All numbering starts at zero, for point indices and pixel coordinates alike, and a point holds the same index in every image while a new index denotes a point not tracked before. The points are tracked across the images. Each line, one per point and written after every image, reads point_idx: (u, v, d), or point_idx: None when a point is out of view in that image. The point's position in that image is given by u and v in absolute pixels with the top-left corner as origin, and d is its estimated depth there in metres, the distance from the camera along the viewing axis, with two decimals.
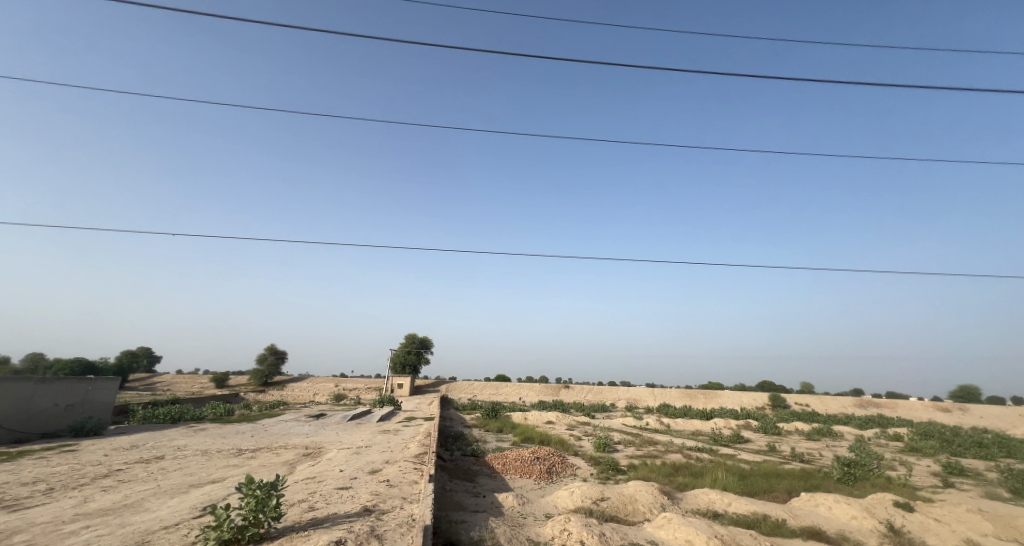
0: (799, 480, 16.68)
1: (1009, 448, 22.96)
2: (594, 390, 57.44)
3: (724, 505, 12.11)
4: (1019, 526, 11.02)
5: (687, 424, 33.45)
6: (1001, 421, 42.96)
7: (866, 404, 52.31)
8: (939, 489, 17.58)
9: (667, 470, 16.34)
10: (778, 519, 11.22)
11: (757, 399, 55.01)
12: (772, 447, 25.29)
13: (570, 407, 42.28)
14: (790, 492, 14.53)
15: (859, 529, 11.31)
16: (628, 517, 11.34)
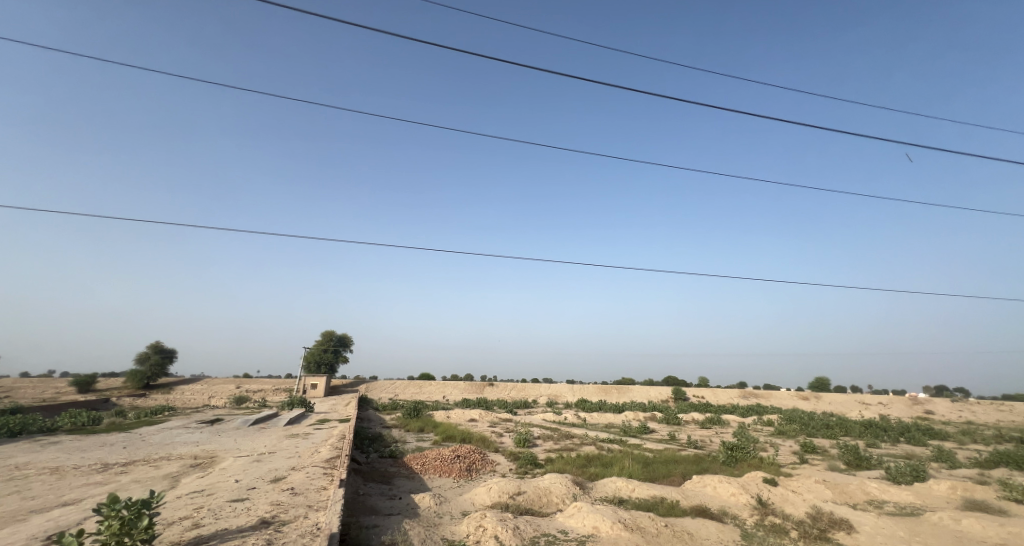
0: (692, 465, 19.24)
1: (851, 428, 27.90)
2: (517, 386, 59.42)
3: (629, 491, 13.78)
4: (849, 492, 13.85)
5: (601, 418, 36.14)
6: (848, 405, 51.24)
7: (748, 395, 59.67)
8: (797, 465, 21.16)
9: (580, 461, 17.97)
10: (672, 500, 13.06)
11: (662, 393, 60.40)
12: (671, 436, 28.28)
13: (494, 404, 43.61)
14: (684, 475, 16.77)
15: (736, 504, 13.39)
16: (542, 508, 12.57)
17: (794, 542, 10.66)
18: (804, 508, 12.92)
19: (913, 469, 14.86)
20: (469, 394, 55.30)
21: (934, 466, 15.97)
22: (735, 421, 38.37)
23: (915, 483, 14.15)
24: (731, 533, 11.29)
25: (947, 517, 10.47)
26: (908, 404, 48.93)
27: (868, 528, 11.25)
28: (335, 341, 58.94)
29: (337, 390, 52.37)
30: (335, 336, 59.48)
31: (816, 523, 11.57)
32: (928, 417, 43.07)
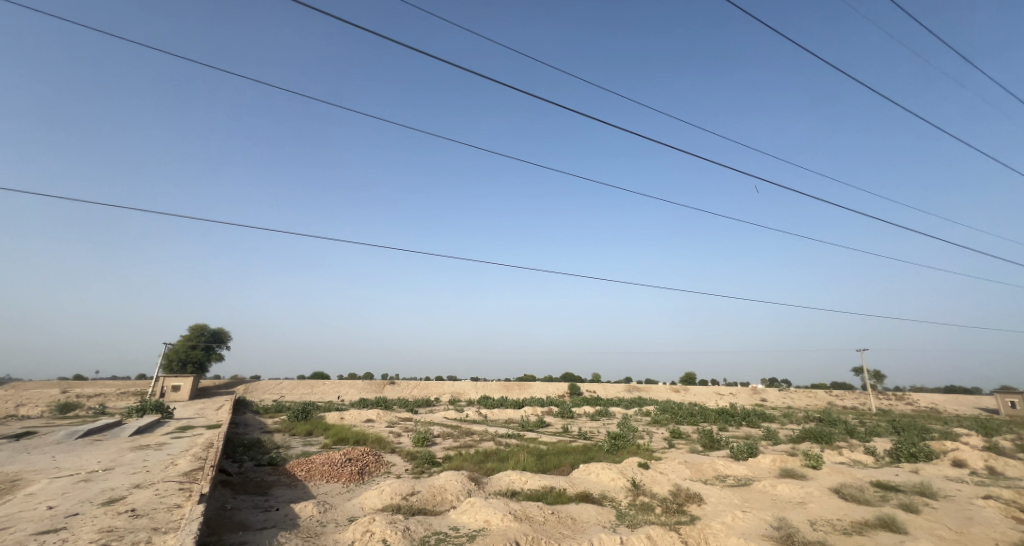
0: (580, 454, 21.07)
1: (710, 415, 32.35)
2: (419, 384, 58.80)
3: (522, 483, 14.79)
4: (701, 469, 16.39)
5: (500, 414, 37.41)
6: (707, 395, 58.86)
7: (633, 388, 65.62)
8: (666, 449, 24.18)
9: (478, 457, 18.70)
10: (560, 489, 14.33)
11: (559, 389, 63.89)
12: (564, 429, 30.36)
13: (394, 403, 42.77)
14: (573, 465, 18.32)
15: (614, 487, 15.06)
16: (435, 506, 12.99)
17: (657, 516, 12.38)
18: (668, 486, 14.90)
19: (749, 447, 18.02)
20: (367, 394, 53.49)
21: (764, 444, 19.42)
22: (619, 413, 42.15)
23: (750, 459, 17.11)
24: (607, 514, 12.70)
25: (772, 485, 12.81)
26: (752, 393, 57.69)
27: (712, 499, 13.38)
28: (208, 336, 53.37)
29: (209, 392, 47.39)
30: (209, 330, 53.67)
31: (676, 499, 13.48)
32: (766, 404, 51.30)
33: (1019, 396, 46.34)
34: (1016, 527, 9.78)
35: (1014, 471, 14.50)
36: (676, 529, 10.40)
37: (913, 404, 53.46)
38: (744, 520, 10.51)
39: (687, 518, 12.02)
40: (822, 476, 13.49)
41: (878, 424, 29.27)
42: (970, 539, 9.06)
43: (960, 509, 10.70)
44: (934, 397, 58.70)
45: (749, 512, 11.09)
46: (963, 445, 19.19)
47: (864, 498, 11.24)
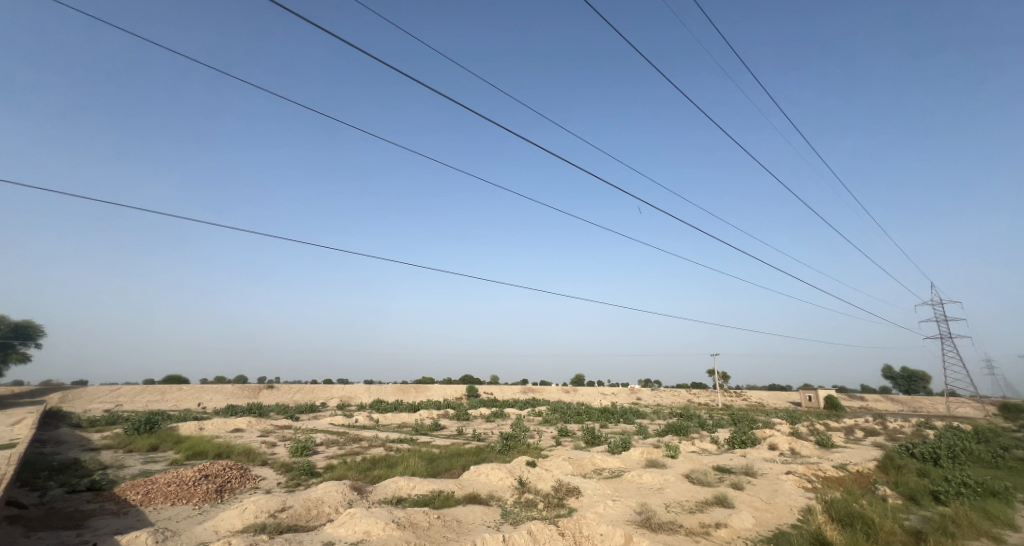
0: (472, 456, 21.31)
1: (595, 414, 34.78)
2: (303, 389, 54.91)
3: (409, 489, 14.61)
4: (581, 463, 17.61)
5: (393, 417, 36.38)
6: (592, 395, 63.07)
7: (528, 390, 67.86)
8: (553, 447, 25.50)
9: (365, 465, 18.05)
10: (448, 492, 14.40)
11: (457, 391, 63.83)
12: (460, 431, 30.49)
13: (271, 410, 39.35)
14: (464, 467, 18.50)
15: (502, 487, 15.51)
16: (308, 521, 12.24)
17: (540, 511, 13.04)
18: (551, 482, 15.67)
19: (624, 441, 19.81)
20: (237, 400, 48.54)
21: (636, 438, 21.46)
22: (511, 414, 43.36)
23: (623, 452, 18.79)
24: (493, 514, 13.08)
25: (638, 474, 14.23)
26: (631, 392, 63.22)
27: (589, 492, 14.43)
28: (12, 331, 44.96)
29: (6, 403, 38.87)
30: (13, 324, 45.12)
31: (557, 494, 14.28)
32: (641, 402, 56.46)
33: (814, 391, 57.17)
34: (807, 495, 12.09)
35: (808, 452, 17.87)
36: (555, 522, 10.95)
37: (746, 399, 62.78)
38: (613, 509, 11.54)
39: (565, 511, 12.85)
40: (679, 464, 15.35)
41: (726, 417, 33.99)
42: (775, 508, 11.05)
43: (770, 483, 12.90)
44: (762, 393, 69.76)
45: (619, 501, 12.23)
46: (778, 431, 23.15)
47: (706, 480, 13.06)
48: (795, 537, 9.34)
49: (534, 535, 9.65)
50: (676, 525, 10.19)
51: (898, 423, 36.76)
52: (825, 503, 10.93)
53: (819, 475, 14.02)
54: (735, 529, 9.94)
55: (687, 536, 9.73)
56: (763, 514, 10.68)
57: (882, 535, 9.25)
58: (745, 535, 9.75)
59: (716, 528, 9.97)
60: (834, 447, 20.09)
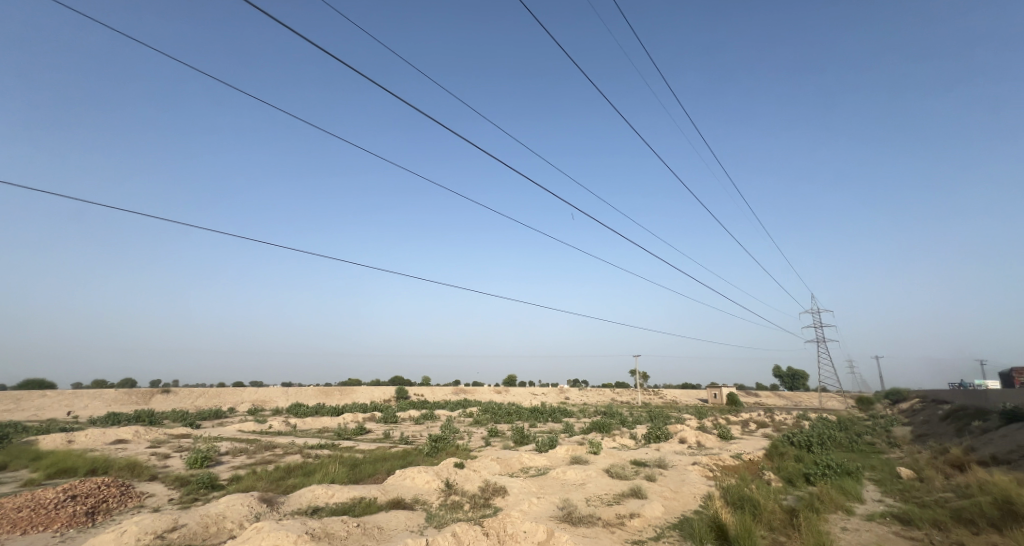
0: (398, 460, 20.88)
1: (525, 413, 35.35)
2: (207, 393, 50.88)
3: (327, 498, 13.96)
4: (508, 462, 17.86)
5: (313, 422, 34.62)
6: (523, 395, 64.09)
7: (460, 391, 67.55)
8: (482, 447, 25.61)
9: (279, 474, 17.05)
10: (370, 499, 13.98)
11: (386, 393, 62.10)
12: (387, 434, 29.70)
13: (167, 418, 35.90)
14: (388, 471, 18.07)
15: (428, 489, 15.30)
16: (205, 541, 11.18)
17: (466, 512, 13.06)
18: (478, 483, 15.73)
19: (551, 439, 20.36)
20: (122, 406, 43.89)
21: (562, 436, 22.11)
22: (441, 415, 42.95)
23: (550, 450, 19.32)
24: (417, 518, 12.90)
25: (563, 471, 14.67)
26: (559, 392, 64.99)
27: (514, 491, 14.66)
28: None
29: None
30: None
31: (483, 494, 14.36)
32: (569, 401, 58.21)
33: (720, 389, 62.32)
34: (708, 483, 13.16)
35: (711, 444, 19.43)
36: (478, 523, 10.91)
37: (663, 397, 66.93)
38: (538, 506, 11.84)
39: (490, 510, 12.96)
40: (600, 459, 16.06)
41: (644, 414, 36.05)
42: (681, 496, 11.94)
43: (678, 474, 13.90)
44: (678, 391, 74.67)
45: (543, 497, 12.57)
46: (688, 426, 24.98)
47: (623, 473, 13.82)
48: (696, 521, 10.11)
49: (458, 537, 9.59)
50: (594, 517, 10.67)
51: (786, 416, 41.18)
52: (723, 489, 12.01)
53: (719, 464, 15.31)
54: (647, 518, 10.59)
55: (604, 527, 10.21)
56: (672, 503, 11.48)
57: (766, 515, 10.34)
58: (655, 523, 10.43)
59: (630, 518, 10.55)
60: (732, 438, 22.08)
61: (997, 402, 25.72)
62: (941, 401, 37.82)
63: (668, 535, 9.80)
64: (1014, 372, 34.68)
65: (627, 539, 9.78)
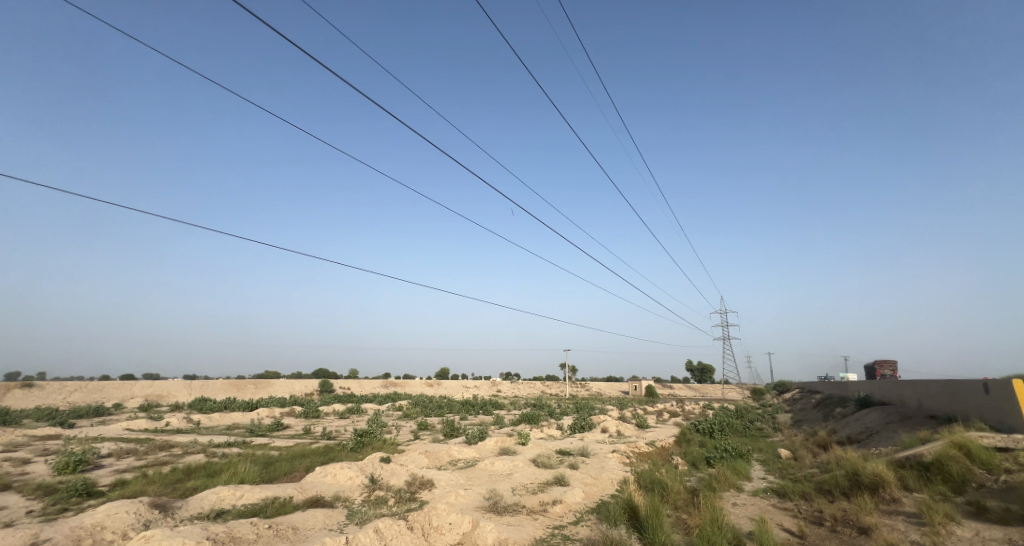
0: (319, 456, 20.12)
1: (455, 406, 35.32)
2: (87, 387, 45.88)
3: (235, 500, 12.48)
4: (437, 455, 17.81)
5: (222, 418, 32.20)
6: (455, 388, 63.89)
7: (389, 384, 66.05)
8: (410, 441, 25.26)
9: (178, 476, 15.83)
10: (284, 499, 12.96)
11: (308, 386, 59.34)
12: (306, 429, 28.38)
13: (33, 417, 31.76)
14: (307, 468, 17.37)
15: (351, 486, 14.90)
16: None
17: (390, 507, 12.86)
18: (404, 477, 15.52)
19: (480, 432, 20.54)
20: None
21: (492, 428, 22.37)
22: (368, 409, 41.76)
23: (480, 442, 19.50)
24: (336, 517, 12.36)
25: (490, 462, 14.90)
26: (491, 385, 65.56)
27: (442, 483, 14.71)
28: None
29: None
30: None
31: (410, 488, 14.24)
32: (500, 394, 58.82)
33: (640, 382, 66.00)
34: (625, 469, 14.00)
35: (630, 432, 20.62)
36: (403, 517, 10.74)
37: (589, 389, 69.73)
38: (464, 498, 11.97)
39: (416, 504, 12.90)
40: (528, 450, 16.50)
41: (571, 405, 37.40)
42: (601, 482, 12.58)
43: (599, 461, 14.64)
44: (602, 384, 78.01)
45: (470, 489, 12.71)
46: (610, 416, 26.21)
47: (549, 462, 14.34)
48: (614, 504, 10.71)
49: (381, 533, 9.35)
50: (519, 506, 10.98)
51: (695, 406, 44.38)
52: (637, 474, 12.85)
53: (635, 451, 16.32)
54: (568, 504, 11.08)
55: (528, 515, 10.57)
56: (593, 489, 12.08)
57: (672, 495, 11.23)
58: (575, 508, 10.95)
59: (552, 505, 10.97)
60: (649, 427, 23.58)
61: (854, 389, 29.66)
62: (817, 389, 42.89)
63: (587, 518, 10.35)
64: (874, 363, 39.87)
65: (550, 525, 10.16)
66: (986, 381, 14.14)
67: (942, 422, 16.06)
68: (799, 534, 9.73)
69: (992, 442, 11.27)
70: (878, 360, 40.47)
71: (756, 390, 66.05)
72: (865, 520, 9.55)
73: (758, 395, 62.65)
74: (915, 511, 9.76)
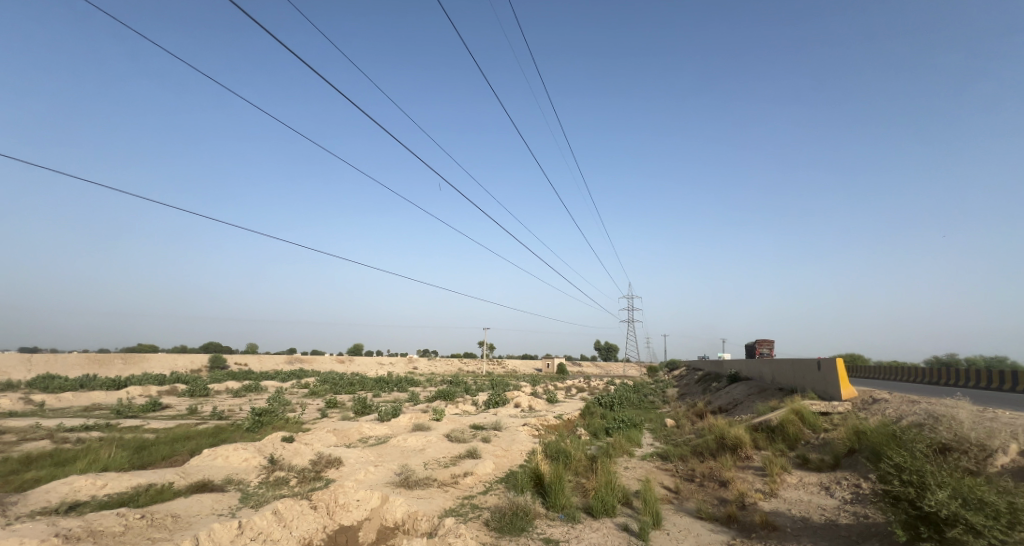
0: (206, 438, 18.68)
1: (368, 383, 34.51)
2: None
3: (95, 490, 11.09)
4: (345, 434, 17.37)
5: (76, 399, 28.53)
6: (368, 365, 62.41)
7: (294, 359, 62.84)
8: (316, 419, 24.31)
9: (17, 467, 13.92)
10: (163, 485, 11.74)
11: (194, 362, 54.88)
12: (191, 409, 26.06)
13: None
14: (190, 451, 16.13)
15: (246, 467, 14.09)
16: None
17: (292, 488, 12.37)
18: (308, 456, 14.98)
19: (393, 409, 20.33)
20: None
21: (406, 405, 22.25)
22: (269, 387, 39.46)
23: (393, 419, 19.34)
24: (226, 501, 11.20)
25: (403, 438, 14.90)
26: (407, 362, 64.82)
27: (350, 460, 14.50)
28: None
29: None
30: None
31: (315, 467, 13.80)
32: (415, 371, 58.27)
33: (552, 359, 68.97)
34: (534, 440, 14.78)
35: (540, 407, 21.61)
36: (306, 497, 10.41)
37: (503, 366, 71.64)
38: (374, 474, 11.91)
39: (321, 483, 12.60)
40: (441, 425, 16.63)
41: (486, 382, 38.21)
42: (510, 454, 13.14)
43: (510, 434, 15.27)
44: (516, 361, 80.29)
45: (380, 465, 12.64)
46: (522, 392, 27.18)
47: (461, 436, 14.71)
48: (522, 474, 11.28)
49: (279, 514, 8.97)
50: (430, 479, 11.17)
51: (599, 382, 47.42)
52: (545, 444, 13.63)
53: (544, 424, 17.20)
54: (479, 475, 11.47)
55: (439, 487, 10.79)
56: (503, 460, 12.61)
57: (574, 462, 12.06)
58: (486, 479, 11.39)
59: (463, 477, 11.29)
60: (558, 402, 24.83)
61: (728, 366, 33.59)
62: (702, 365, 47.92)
63: (495, 488, 10.81)
64: (755, 342, 45.13)
65: (460, 496, 10.46)
66: (818, 359, 16.54)
67: (788, 393, 18.65)
68: (675, 489, 10.97)
69: (817, 407, 13.40)
70: (759, 340, 45.67)
71: (653, 367, 72.02)
72: (724, 475, 11.02)
73: (653, 372, 68.39)
74: (760, 465, 11.43)
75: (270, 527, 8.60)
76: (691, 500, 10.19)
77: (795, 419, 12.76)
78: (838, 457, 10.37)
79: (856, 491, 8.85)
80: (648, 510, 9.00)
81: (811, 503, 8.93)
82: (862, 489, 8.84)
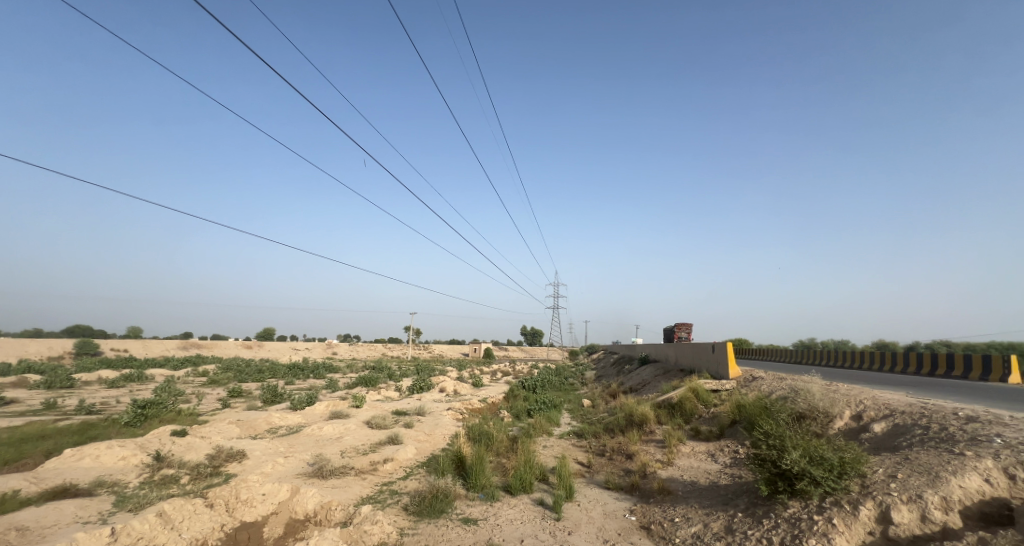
0: (70, 436, 16.56)
1: (280, 370, 32.59)
2: None
3: None
4: (249, 425, 16.32)
5: None
6: (280, 350, 58.81)
7: (188, 345, 57.55)
8: (213, 411, 22.49)
9: None
10: (9, 494, 10.26)
11: (52, 349, 48.29)
12: (49, 404, 22.77)
13: None
14: (47, 454, 14.24)
15: (125, 467, 12.77)
16: None
17: (182, 487, 11.43)
18: (204, 451, 13.90)
19: (308, 397, 19.42)
20: None
21: (324, 393, 21.39)
22: (156, 376, 35.82)
23: (307, 408, 18.50)
24: (94, 507, 10.09)
25: (319, 427, 14.34)
26: (325, 347, 62.06)
27: (256, 453, 13.70)
28: None
29: None
30: None
31: (213, 462, 12.87)
32: (335, 357, 55.91)
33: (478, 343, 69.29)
34: (458, 424, 14.90)
35: (466, 392, 21.74)
36: (202, 495, 9.67)
37: (428, 351, 70.73)
38: (284, 466, 11.37)
39: (219, 479, 11.78)
40: (361, 412, 16.21)
41: (411, 368, 37.60)
42: (432, 438, 13.15)
43: (434, 419, 15.25)
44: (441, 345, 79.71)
45: (291, 457, 12.08)
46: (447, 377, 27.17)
47: (383, 423, 14.45)
48: (443, 458, 11.33)
49: (165, 516, 8.25)
50: (347, 468, 10.87)
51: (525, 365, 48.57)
52: (469, 428, 13.74)
53: (468, 408, 17.35)
54: (399, 461, 11.36)
55: (357, 475, 10.57)
56: (425, 445, 12.60)
57: (496, 443, 12.35)
58: (407, 464, 11.32)
59: (383, 463, 11.14)
60: (482, 386, 25.12)
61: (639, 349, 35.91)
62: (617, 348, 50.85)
63: (417, 472, 10.80)
64: (675, 325, 48.27)
65: (378, 483, 10.32)
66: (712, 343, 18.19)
67: (687, 374, 20.36)
68: (587, 463, 11.66)
69: (708, 385, 14.80)
70: (677, 323, 48.85)
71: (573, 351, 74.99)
72: (630, 448, 11.88)
73: (575, 356, 71.18)
74: (660, 438, 12.44)
75: (155, 530, 7.85)
76: (600, 473, 10.87)
77: (691, 397, 13.99)
78: (722, 428, 11.60)
79: (734, 456, 9.95)
80: (562, 484, 9.48)
81: (700, 469, 9.89)
82: (739, 454, 9.95)
